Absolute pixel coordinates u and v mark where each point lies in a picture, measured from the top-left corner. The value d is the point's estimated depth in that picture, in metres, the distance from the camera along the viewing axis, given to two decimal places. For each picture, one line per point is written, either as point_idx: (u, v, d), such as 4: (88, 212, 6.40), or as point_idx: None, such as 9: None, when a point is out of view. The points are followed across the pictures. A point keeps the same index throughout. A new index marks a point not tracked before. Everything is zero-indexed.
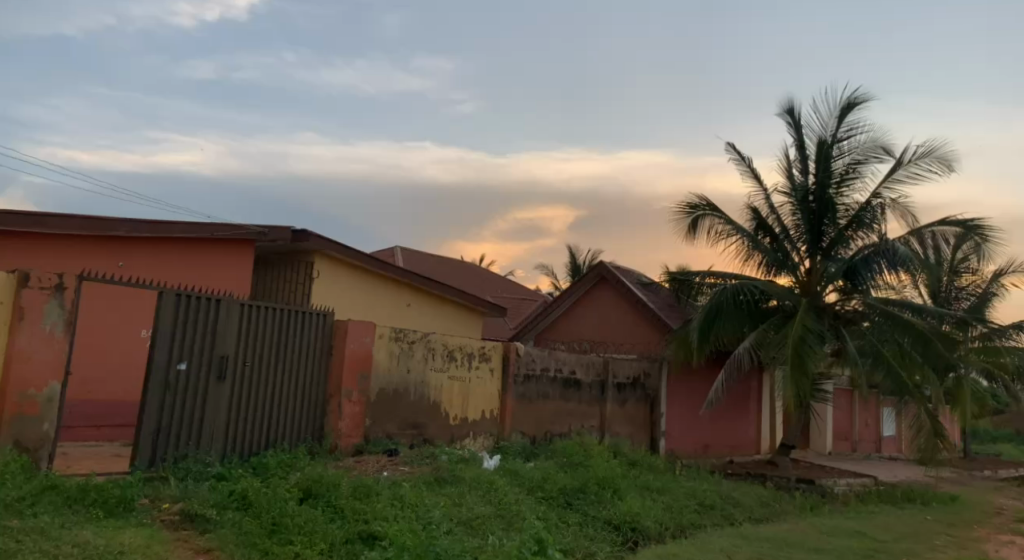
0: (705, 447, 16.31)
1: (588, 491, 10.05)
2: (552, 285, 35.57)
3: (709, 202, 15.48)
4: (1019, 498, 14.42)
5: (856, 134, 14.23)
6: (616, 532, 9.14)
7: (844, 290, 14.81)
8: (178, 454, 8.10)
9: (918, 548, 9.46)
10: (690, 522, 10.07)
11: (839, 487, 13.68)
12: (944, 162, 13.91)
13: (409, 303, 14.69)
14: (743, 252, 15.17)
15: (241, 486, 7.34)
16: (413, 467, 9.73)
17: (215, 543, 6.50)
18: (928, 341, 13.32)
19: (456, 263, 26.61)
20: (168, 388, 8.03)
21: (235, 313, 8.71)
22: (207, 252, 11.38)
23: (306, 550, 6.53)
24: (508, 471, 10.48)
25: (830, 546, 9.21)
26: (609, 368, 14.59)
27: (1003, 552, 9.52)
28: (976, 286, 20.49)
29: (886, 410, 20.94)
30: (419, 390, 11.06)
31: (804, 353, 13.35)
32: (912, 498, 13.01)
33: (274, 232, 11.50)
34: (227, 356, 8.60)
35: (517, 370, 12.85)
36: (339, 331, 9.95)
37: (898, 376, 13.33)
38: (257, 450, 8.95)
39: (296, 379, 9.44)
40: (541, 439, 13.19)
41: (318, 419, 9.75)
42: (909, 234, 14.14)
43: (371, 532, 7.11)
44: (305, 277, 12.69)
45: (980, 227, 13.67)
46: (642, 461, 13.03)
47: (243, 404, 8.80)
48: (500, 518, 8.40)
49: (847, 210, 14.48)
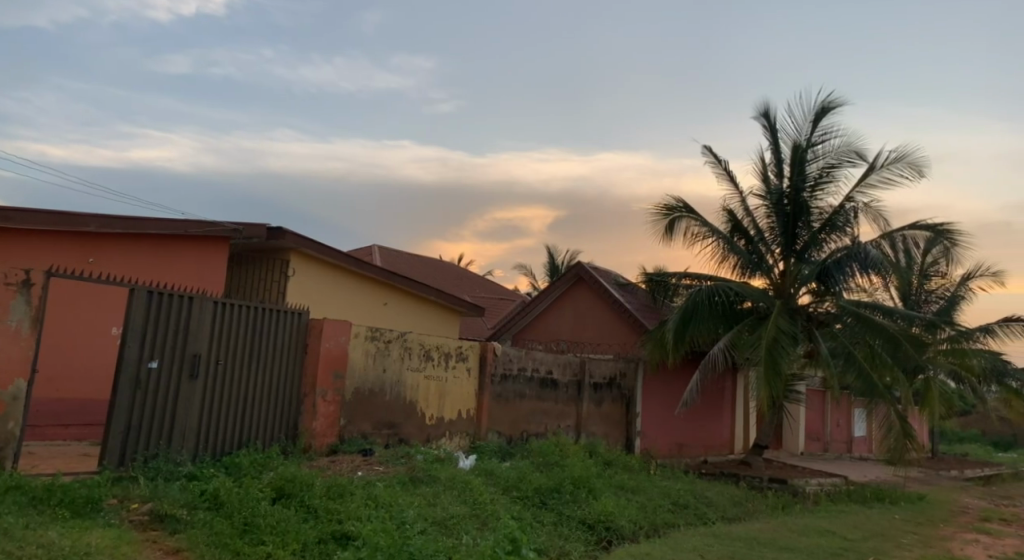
0: (680, 447, 16.42)
1: (563, 491, 10.08)
2: (531, 285, 35.69)
3: (685, 204, 15.60)
4: (984, 497, 14.70)
5: (830, 139, 14.41)
6: (590, 532, 9.19)
7: (818, 292, 14.95)
8: (149, 453, 8.03)
9: (885, 546, 9.60)
10: (664, 522, 10.14)
11: (810, 486, 13.83)
12: (915, 167, 14.13)
13: (386, 302, 14.66)
14: (718, 253, 15.28)
15: (213, 486, 7.30)
16: (388, 467, 9.71)
17: (185, 543, 6.48)
18: (898, 343, 13.52)
19: (435, 262, 26.55)
20: (139, 387, 7.97)
21: (208, 311, 8.66)
22: (179, 251, 11.35)
23: (278, 550, 6.52)
24: (483, 470, 10.50)
25: (800, 545, 9.32)
26: (586, 368, 14.65)
27: (968, 551, 9.71)
28: (944, 289, 20.84)
29: (857, 410, 21.23)
30: (395, 389, 11.06)
31: (776, 354, 13.49)
32: (881, 497, 13.21)
33: (251, 230, 11.53)
34: (200, 355, 8.53)
35: (494, 369, 12.86)
36: (314, 330, 9.91)
37: (868, 378, 13.48)
38: (229, 449, 8.89)
39: (269, 378, 9.38)
40: (517, 439, 13.22)
41: (292, 418, 9.71)
42: (881, 238, 14.33)
43: (344, 532, 7.11)
44: (281, 276, 12.64)
45: (950, 231, 13.89)
46: (617, 461, 13.09)
47: (215, 403, 8.73)
48: (475, 518, 8.42)
49: (821, 213, 14.66)
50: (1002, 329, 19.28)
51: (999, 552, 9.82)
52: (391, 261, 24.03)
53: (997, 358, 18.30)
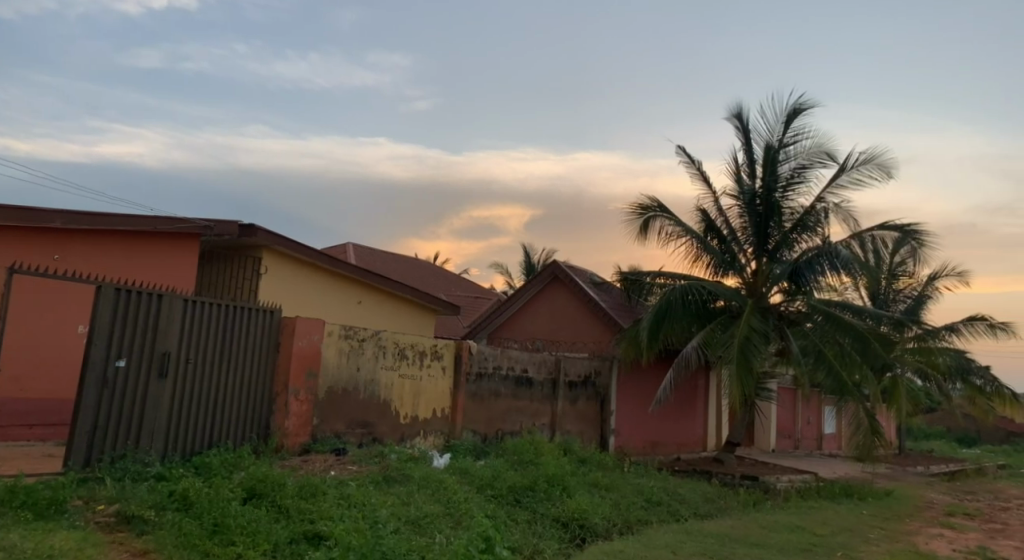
0: (653, 445, 16.52)
1: (537, 489, 10.11)
2: (507, 284, 35.69)
3: (660, 204, 15.70)
4: (949, 492, 14.97)
5: (802, 139, 14.56)
6: (564, 529, 9.23)
7: (789, 291, 15.10)
8: (116, 454, 7.94)
9: (853, 541, 9.74)
10: (637, 519, 10.20)
11: (781, 483, 14.00)
12: (885, 168, 14.32)
13: (360, 301, 14.59)
14: (692, 253, 15.39)
15: (182, 486, 7.23)
16: (361, 466, 9.69)
17: (152, 545, 6.42)
18: (867, 341, 13.74)
19: (410, 261, 26.50)
20: (106, 385, 7.87)
21: (178, 308, 8.58)
22: (147, 249, 11.18)
23: (249, 550, 6.49)
24: (457, 469, 10.50)
25: (771, 541, 9.42)
26: (561, 366, 14.70)
27: (933, 545, 9.87)
28: (912, 288, 21.17)
29: (827, 408, 21.51)
30: (369, 388, 11.03)
31: (748, 352, 13.61)
32: (849, 493, 13.40)
33: (222, 226, 11.38)
34: (169, 353, 8.45)
35: (469, 368, 12.86)
36: (287, 328, 9.85)
37: (838, 376, 13.61)
38: (199, 449, 8.81)
39: (240, 377, 9.32)
40: (492, 437, 13.22)
41: (264, 417, 9.66)
42: (851, 238, 14.50)
43: (316, 532, 7.09)
44: (253, 274, 12.53)
45: (917, 232, 14.10)
46: (591, 458, 13.16)
47: (185, 402, 8.65)
48: (449, 517, 8.42)
49: (793, 214, 14.83)
50: (967, 329, 19.63)
51: (963, 546, 10.00)
52: (366, 259, 23.94)
53: (962, 356, 18.64)
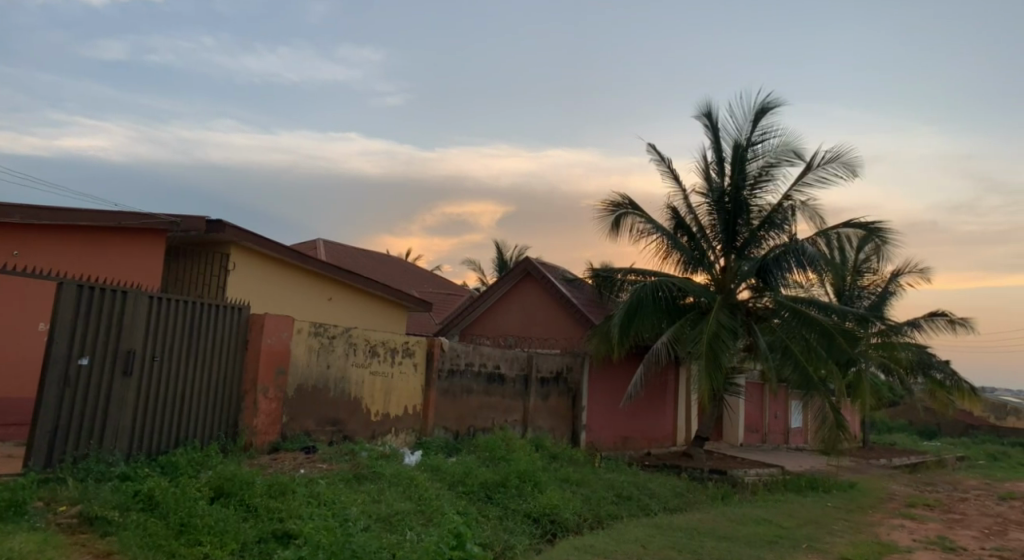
0: (623, 439, 16.64)
1: (509, 485, 10.15)
2: (478, 280, 35.70)
3: (631, 201, 15.81)
4: (910, 484, 15.29)
5: (769, 138, 14.73)
6: (535, 525, 9.29)
7: (757, 287, 15.28)
8: (78, 454, 7.82)
9: (818, 533, 9.91)
10: (608, 514, 10.28)
11: (749, 476, 14.17)
12: (849, 167, 14.53)
13: (331, 298, 14.53)
14: (662, 250, 15.50)
15: (147, 486, 7.17)
16: (332, 464, 9.66)
17: (116, 546, 6.35)
18: (832, 337, 13.94)
19: (383, 257, 26.41)
20: (68, 383, 7.76)
21: (143, 305, 8.48)
22: (110, 244, 11.03)
23: (216, 550, 6.46)
24: (428, 466, 10.48)
25: (738, 534, 9.54)
26: (533, 363, 14.75)
27: (894, 536, 10.06)
28: (875, 285, 21.52)
29: (794, 402, 21.82)
30: (339, 385, 10.99)
31: (716, 348, 13.76)
32: (814, 486, 13.61)
33: (189, 222, 11.27)
34: (134, 351, 8.35)
35: (441, 365, 12.87)
36: (255, 325, 9.79)
37: (804, 371, 13.89)
38: (165, 448, 8.73)
39: (208, 374, 9.25)
40: (464, 433, 13.23)
41: (232, 415, 9.60)
42: (817, 235, 14.68)
43: (285, 531, 7.09)
44: (221, 270, 12.36)
45: (881, 229, 14.31)
46: (562, 454, 13.24)
47: (150, 399, 8.56)
48: (420, 515, 8.43)
49: (760, 211, 14.99)
50: (928, 325, 19.99)
51: (922, 536, 10.21)
52: (336, 255, 23.78)
53: (923, 351, 18.99)
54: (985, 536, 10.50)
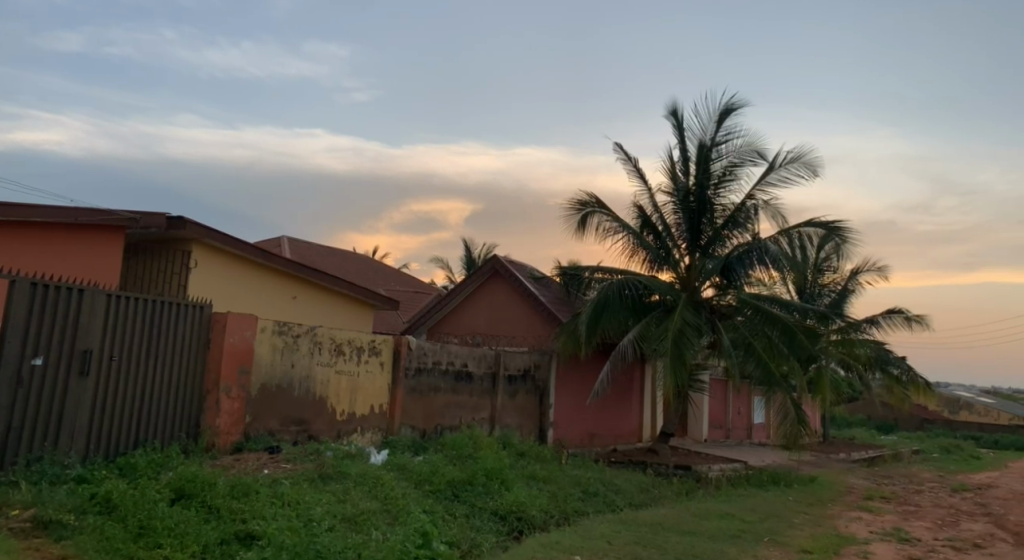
0: (590, 437, 16.72)
1: (475, 484, 10.16)
2: (447, 278, 35.54)
3: (598, 199, 15.89)
4: (868, 478, 15.57)
5: (733, 139, 14.89)
6: (502, 523, 9.31)
7: (721, 285, 15.43)
8: (32, 456, 7.66)
9: (780, 526, 10.06)
10: (574, 510, 10.33)
11: (712, 471, 14.34)
12: (810, 167, 14.76)
13: (295, 296, 14.38)
14: (628, 248, 15.60)
15: (104, 489, 7.09)
16: (296, 464, 9.58)
17: (72, 550, 6.20)
18: (793, 333, 14.16)
19: (348, 255, 26.18)
20: (22, 384, 7.60)
21: (101, 302, 8.34)
22: (65, 240, 10.82)
23: (176, 552, 6.39)
24: (394, 465, 10.44)
25: (702, 528, 9.64)
26: (500, 361, 14.76)
27: (853, 528, 10.25)
28: (835, 283, 21.92)
29: (757, 398, 22.11)
30: (304, 385, 10.91)
31: (680, 344, 13.87)
32: (776, 480, 13.82)
33: (149, 219, 11.12)
34: (90, 350, 8.20)
35: (408, 363, 12.83)
36: (218, 324, 9.68)
37: (766, 367, 14.07)
38: (124, 450, 8.60)
39: (168, 373, 9.12)
40: (431, 432, 13.20)
41: (194, 415, 9.48)
42: (779, 234, 14.89)
43: (248, 532, 7.03)
44: (183, 268, 12.21)
45: (841, 228, 14.56)
46: (530, 451, 13.27)
47: (108, 399, 8.42)
48: (386, 514, 8.40)
49: (724, 210, 15.17)
50: (885, 322, 20.39)
51: (879, 527, 10.42)
52: (303, 254, 23.61)
53: (882, 347, 19.36)
54: (939, 527, 10.75)
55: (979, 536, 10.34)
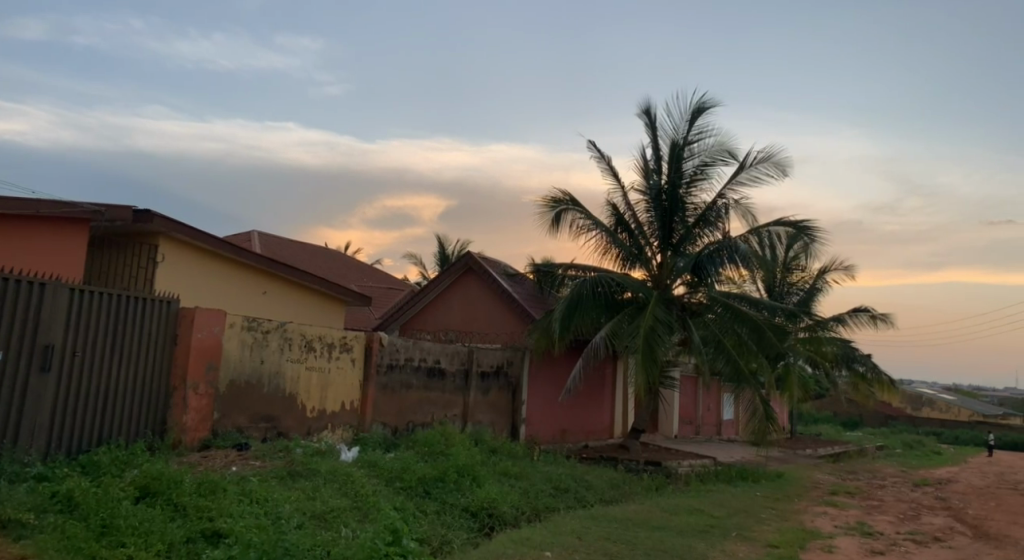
0: (562, 433, 16.75)
1: (447, 480, 10.14)
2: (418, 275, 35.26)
3: (572, 197, 15.92)
4: (834, 473, 15.77)
5: (705, 138, 15.02)
6: (473, 519, 9.30)
7: (692, 283, 15.51)
8: None
9: (748, 521, 10.16)
10: (545, 507, 10.36)
11: (682, 467, 14.45)
12: (780, 166, 14.92)
13: (265, 292, 14.23)
14: (601, 246, 15.66)
15: (65, 488, 6.98)
16: (265, 461, 9.49)
17: (31, 549, 6.06)
18: (762, 331, 14.30)
19: (320, 250, 25.97)
20: None
21: (63, 297, 8.21)
22: (28, 234, 10.62)
23: (140, 551, 6.31)
24: (365, 462, 10.40)
25: (671, 524, 9.70)
26: (472, 357, 14.73)
27: (818, 522, 10.39)
28: (804, 282, 22.18)
29: (726, 395, 22.29)
30: (273, 382, 10.83)
31: (651, 341, 13.93)
32: (745, 476, 13.95)
33: (114, 213, 10.97)
34: (52, 346, 8.06)
35: (380, 360, 12.77)
36: (185, 319, 9.56)
37: (736, 364, 14.19)
38: (87, 448, 8.45)
39: (132, 369, 8.99)
40: (403, 429, 13.15)
41: (161, 412, 9.35)
42: (749, 233, 15.01)
43: (215, 530, 6.96)
44: (149, 262, 12.11)
45: (809, 228, 14.72)
46: (501, 448, 13.27)
47: (71, 395, 8.28)
48: (356, 511, 8.35)
49: (695, 209, 15.26)
50: (852, 320, 20.66)
51: (843, 522, 10.56)
52: (274, 250, 23.39)
53: (848, 345, 19.63)
54: (902, 521, 10.91)
55: (940, 529, 10.52)
